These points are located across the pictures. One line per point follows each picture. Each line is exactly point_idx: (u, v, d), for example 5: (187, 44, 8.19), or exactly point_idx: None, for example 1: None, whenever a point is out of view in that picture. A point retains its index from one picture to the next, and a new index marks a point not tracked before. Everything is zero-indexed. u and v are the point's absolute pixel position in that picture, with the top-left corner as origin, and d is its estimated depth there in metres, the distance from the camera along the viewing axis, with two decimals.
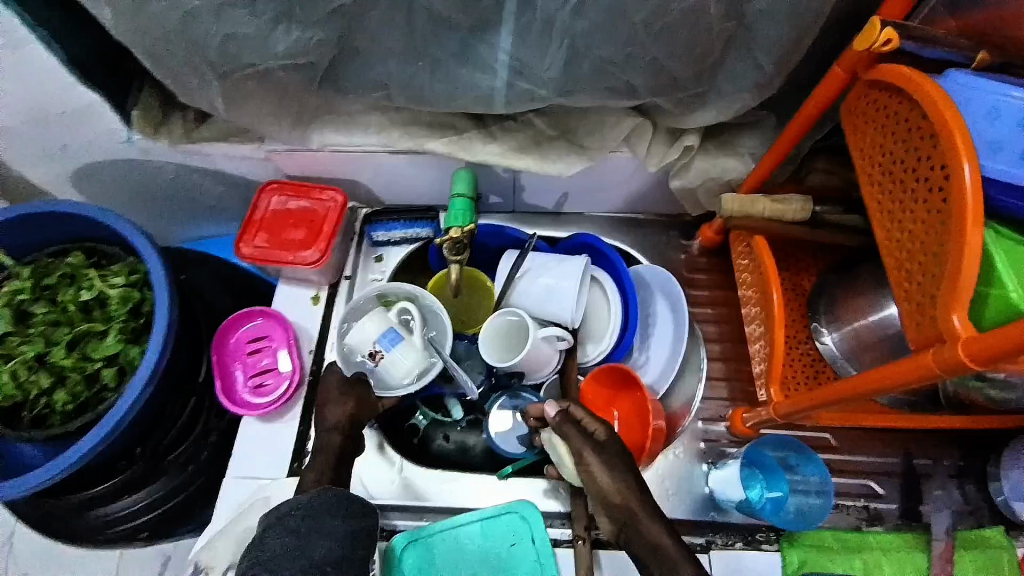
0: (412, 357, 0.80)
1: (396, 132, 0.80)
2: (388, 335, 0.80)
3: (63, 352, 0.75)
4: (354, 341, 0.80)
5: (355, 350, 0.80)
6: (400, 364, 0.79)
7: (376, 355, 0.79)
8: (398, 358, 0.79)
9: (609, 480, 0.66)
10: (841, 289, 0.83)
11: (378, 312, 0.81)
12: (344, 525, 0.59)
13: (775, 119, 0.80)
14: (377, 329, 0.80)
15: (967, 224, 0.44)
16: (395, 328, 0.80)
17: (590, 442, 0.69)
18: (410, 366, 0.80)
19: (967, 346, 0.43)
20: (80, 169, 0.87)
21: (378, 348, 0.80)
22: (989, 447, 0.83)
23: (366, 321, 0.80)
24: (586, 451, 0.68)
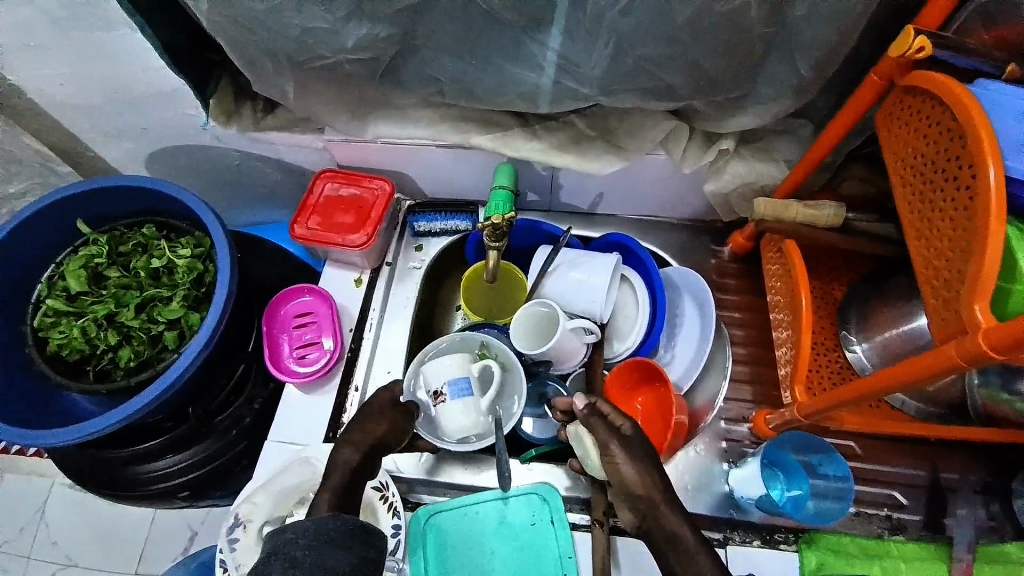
0: (468, 416, 0.82)
1: (445, 126, 0.85)
2: (463, 383, 0.82)
3: (132, 313, 0.82)
4: (430, 372, 0.83)
5: (428, 381, 0.83)
6: (453, 416, 0.82)
7: (440, 396, 0.82)
8: (454, 410, 0.81)
9: (634, 472, 0.67)
10: (872, 298, 0.83)
11: (464, 358, 0.84)
12: (348, 559, 0.58)
13: (810, 127, 0.83)
14: (455, 373, 0.83)
15: (992, 219, 0.47)
16: (469, 381, 0.83)
17: (617, 437, 0.69)
18: (457, 429, 0.82)
19: (988, 336, 0.45)
20: (161, 147, 0.97)
21: (444, 392, 0.82)
22: (1018, 467, 0.81)
23: (451, 359, 0.83)
24: (612, 442, 0.68)
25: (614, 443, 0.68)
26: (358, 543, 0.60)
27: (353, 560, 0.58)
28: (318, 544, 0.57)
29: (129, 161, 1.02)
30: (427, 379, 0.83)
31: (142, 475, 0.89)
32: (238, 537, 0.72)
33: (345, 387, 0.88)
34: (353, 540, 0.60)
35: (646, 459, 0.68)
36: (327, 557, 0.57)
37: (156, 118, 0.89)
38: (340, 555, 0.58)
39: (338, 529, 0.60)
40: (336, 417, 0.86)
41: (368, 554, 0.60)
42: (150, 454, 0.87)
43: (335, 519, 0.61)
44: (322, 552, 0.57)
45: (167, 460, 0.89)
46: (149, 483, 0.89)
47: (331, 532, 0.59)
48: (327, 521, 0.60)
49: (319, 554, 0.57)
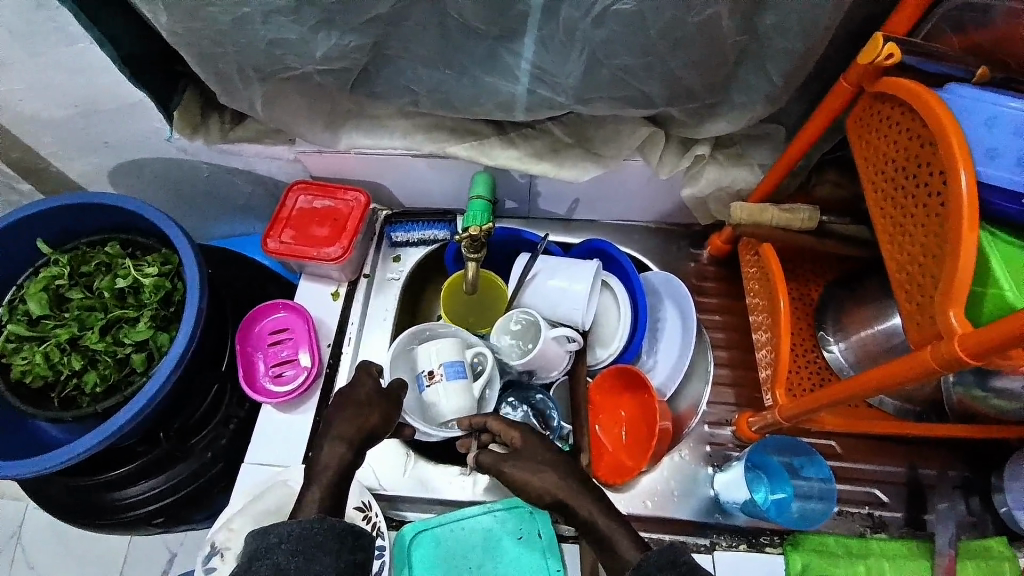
0: (459, 401, 0.81)
1: (420, 136, 0.83)
2: (459, 365, 0.82)
3: (97, 337, 0.79)
4: (426, 353, 0.83)
5: (423, 362, 0.83)
6: (445, 399, 0.81)
7: (434, 376, 0.81)
8: (448, 393, 0.80)
9: (538, 481, 0.69)
10: (848, 300, 0.85)
11: (458, 343, 0.84)
12: (334, 563, 0.58)
13: (784, 131, 0.83)
14: (452, 356, 0.82)
15: (964, 226, 0.47)
16: (464, 365, 0.82)
17: (508, 457, 0.72)
18: (449, 413, 0.81)
19: (964, 341, 0.45)
20: (126, 161, 0.94)
21: (440, 372, 0.81)
22: (993, 461, 0.83)
23: (449, 343, 0.83)
24: (504, 463, 0.71)
25: (505, 464, 0.71)
26: (346, 548, 0.60)
27: (340, 563, 0.59)
28: (304, 550, 0.58)
29: (94, 176, 0.98)
30: (423, 360, 0.83)
31: (114, 503, 0.85)
32: (215, 565, 0.70)
33: (324, 403, 0.86)
34: (342, 544, 0.60)
35: (546, 467, 0.70)
36: (313, 563, 0.57)
37: (120, 131, 0.86)
38: (327, 561, 0.58)
39: (327, 534, 0.60)
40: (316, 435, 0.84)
41: (355, 557, 0.61)
42: (121, 481, 0.84)
43: (322, 521, 0.60)
44: (307, 558, 0.58)
45: (140, 486, 0.85)
46: (122, 511, 0.86)
47: (318, 537, 0.59)
48: (313, 525, 0.60)
49: (307, 562, 0.57)
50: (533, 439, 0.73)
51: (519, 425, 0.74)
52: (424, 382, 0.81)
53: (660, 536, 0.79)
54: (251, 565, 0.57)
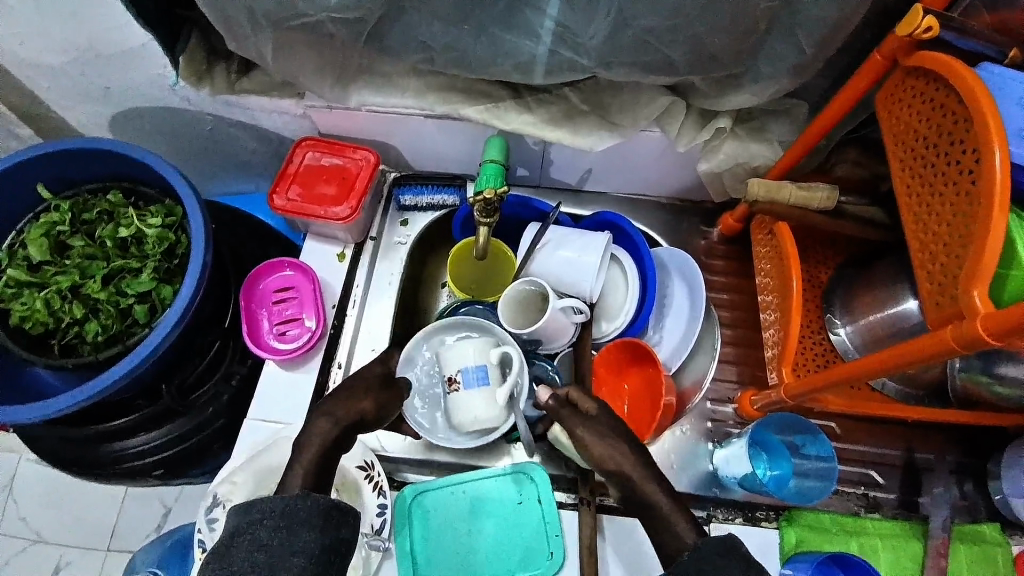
0: (481, 406, 0.78)
1: (433, 96, 0.81)
2: (479, 371, 0.79)
3: (99, 286, 0.77)
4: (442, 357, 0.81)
5: (446, 365, 0.81)
6: (466, 405, 0.78)
7: (454, 382, 0.79)
8: (467, 401, 0.78)
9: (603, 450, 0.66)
10: (858, 284, 0.84)
11: (480, 345, 0.80)
12: (318, 539, 0.56)
13: (807, 108, 0.81)
14: (471, 361, 0.79)
15: (996, 205, 0.46)
16: (485, 367, 0.79)
17: (580, 416, 0.70)
18: (473, 418, 0.78)
19: (985, 322, 0.45)
20: (129, 109, 0.91)
21: (459, 378, 0.79)
22: (989, 447, 0.84)
23: (468, 346, 0.80)
24: (576, 423, 0.70)
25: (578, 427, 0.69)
26: (329, 523, 0.58)
27: (324, 540, 0.56)
28: (286, 526, 0.56)
29: (95, 125, 0.96)
30: (444, 364, 0.81)
31: (114, 454, 0.85)
32: (217, 517, 0.71)
33: (327, 363, 0.85)
34: (326, 520, 0.57)
35: (612, 435, 0.68)
36: (294, 538, 0.55)
37: (122, 78, 0.84)
38: (309, 537, 0.56)
39: (310, 511, 0.57)
40: (319, 395, 0.84)
41: (339, 534, 0.58)
42: (122, 431, 0.84)
43: (306, 499, 0.58)
44: (290, 533, 0.55)
45: (140, 438, 0.85)
46: (122, 461, 0.86)
47: (302, 514, 0.57)
48: (297, 501, 0.58)
49: (290, 537, 0.55)
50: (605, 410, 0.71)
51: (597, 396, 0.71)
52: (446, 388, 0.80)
53: None
54: (231, 541, 0.55)
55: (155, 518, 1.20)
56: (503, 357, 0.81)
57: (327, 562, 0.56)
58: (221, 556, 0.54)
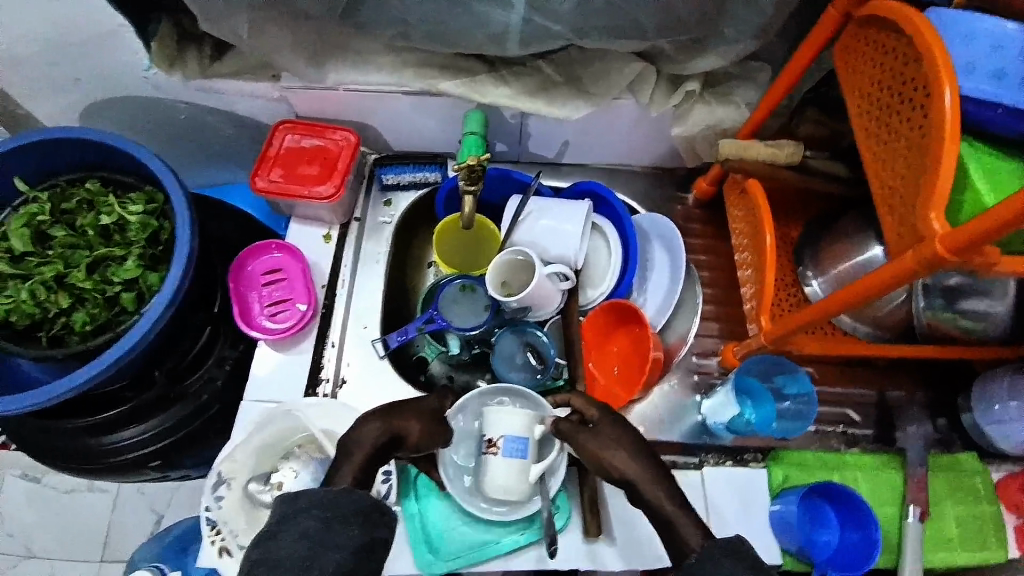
0: (512, 479, 0.72)
1: (411, 72, 0.82)
2: (521, 444, 0.72)
3: (83, 275, 0.77)
4: (488, 415, 0.74)
5: (486, 425, 0.74)
6: (497, 474, 0.72)
7: (493, 446, 0.73)
8: (500, 469, 0.72)
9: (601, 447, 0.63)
10: (826, 237, 0.88)
11: (528, 414, 0.73)
12: (360, 535, 0.55)
13: (770, 70, 0.85)
14: (517, 430, 0.72)
15: (947, 135, 0.50)
16: (527, 440, 0.72)
17: (585, 428, 0.65)
18: (499, 488, 0.73)
19: (944, 242, 0.49)
20: (101, 100, 0.90)
21: (499, 444, 0.72)
22: (956, 382, 0.89)
23: (519, 413, 0.73)
24: (579, 434, 0.65)
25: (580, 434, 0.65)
26: (370, 522, 0.57)
27: (366, 537, 0.56)
28: (332, 518, 0.55)
29: (66, 119, 0.94)
30: (485, 424, 0.74)
31: (104, 447, 0.84)
32: (223, 494, 0.72)
33: (321, 342, 0.87)
34: (366, 515, 0.57)
35: (616, 444, 0.63)
36: (336, 533, 0.54)
37: (95, 67, 0.83)
38: (352, 533, 0.55)
39: (355, 505, 0.57)
40: (315, 373, 0.85)
41: (377, 534, 0.57)
42: (111, 424, 0.83)
43: (352, 492, 0.57)
44: (333, 527, 0.55)
45: (129, 431, 0.84)
46: (114, 455, 0.85)
47: (347, 508, 0.56)
48: (344, 495, 0.57)
49: (331, 531, 0.54)
50: (613, 419, 0.65)
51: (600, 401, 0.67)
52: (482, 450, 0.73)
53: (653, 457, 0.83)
54: (277, 527, 0.55)
55: (147, 525, 1.19)
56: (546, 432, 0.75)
57: (367, 557, 0.55)
58: (267, 539, 0.54)
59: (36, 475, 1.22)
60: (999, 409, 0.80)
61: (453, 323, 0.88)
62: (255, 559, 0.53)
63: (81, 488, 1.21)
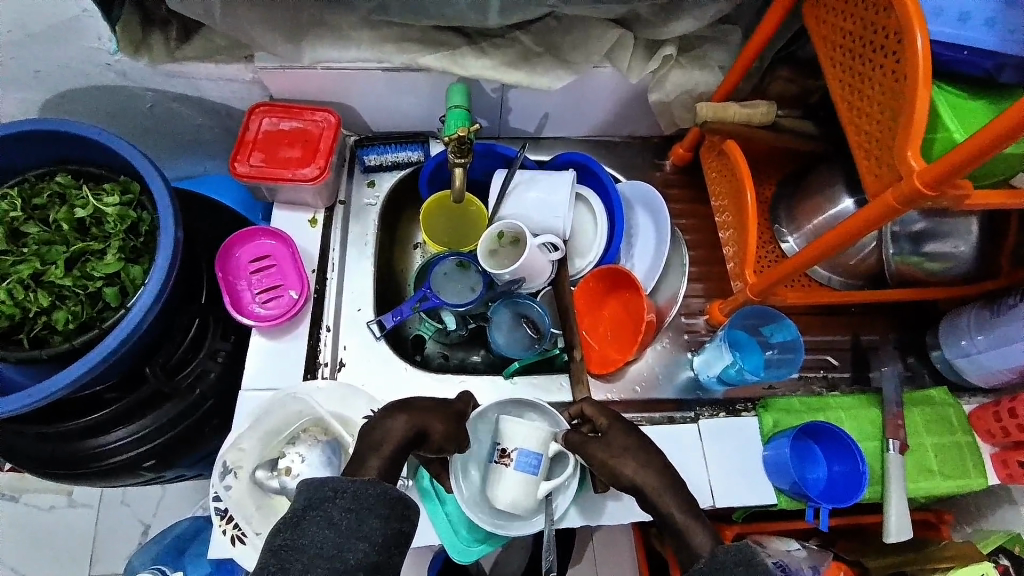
0: (521, 495, 0.70)
1: (390, 47, 0.82)
2: (536, 458, 0.70)
3: (61, 271, 0.74)
4: (505, 425, 0.72)
5: (501, 435, 0.72)
6: (506, 486, 0.70)
7: (506, 457, 0.71)
8: (509, 482, 0.70)
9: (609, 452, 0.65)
10: (799, 193, 0.92)
11: (545, 429, 0.71)
12: (383, 529, 0.55)
13: (740, 33, 0.87)
14: (534, 443, 0.70)
15: (920, 77, 0.53)
16: (542, 456, 0.70)
17: (595, 438, 0.67)
18: (506, 503, 0.70)
19: (921, 177, 0.52)
20: (62, 92, 0.86)
21: (513, 457, 0.70)
22: (924, 323, 0.95)
23: (538, 428, 0.71)
24: (588, 444, 0.67)
25: (590, 444, 0.66)
26: (395, 514, 0.57)
27: (389, 530, 0.56)
28: (358, 510, 0.55)
29: (25, 115, 0.90)
30: (501, 435, 0.72)
31: (93, 450, 0.82)
32: (231, 484, 0.71)
33: (315, 327, 0.86)
34: (391, 511, 0.57)
35: (626, 452, 0.64)
36: (363, 525, 0.55)
37: (56, 57, 0.80)
38: (377, 526, 0.55)
39: (380, 498, 0.57)
40: (312, 358, 0.85)
41: (402, 527, 0.57)
42: (101, 425, 0.81)
43: (377, 485, 0.57)
44: (359, 519, 0.55)
45: (121, 432, 0.82)
46: (102, 458, 0.83)
47: (371, 500, 0.56)
48: (368, 486, 0.57)
49: (358, 521, 0.55)
50: (622, 425, 0.67)
51: (610, 411, 0.69)
52: (494, 459, 0.71)
53: (649, 414, 0.86)
54: (303, 513, 0.55)
55: (134, 536, 1.16)
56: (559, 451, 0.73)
57: (388, 552, 0.56)
58: (293, 528, 0.54)
59: (14, 493, 1.17)
60: (967, 343, 0.86)
61: (448, 299, 0.89)
62: (281, 542, 0.54)
63: (63, 502, 1.17)
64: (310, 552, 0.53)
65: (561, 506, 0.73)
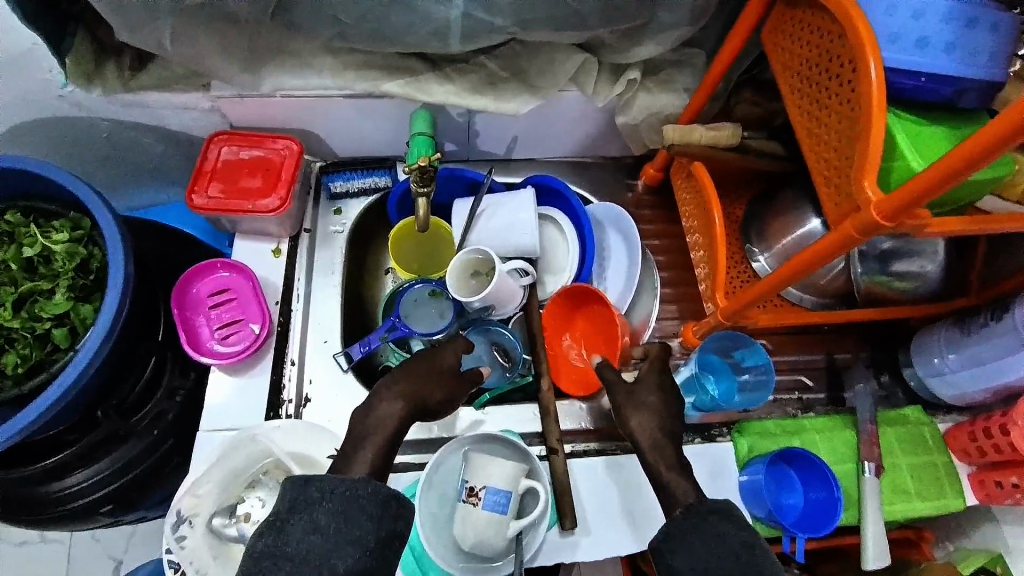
0: (490, 535, 0.68)
1: (351, 74, 0.80)
2: (504, 497, 0.68)
3: (9, 313, 0.71)
4: (475, 460, 0.70)
5: (469, 470, 0.70)
6: (473, 526, 0.68)
7: (474, 494, 0.69)
8: (478, 521, 0.68)
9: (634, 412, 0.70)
10: (768, 212, 0.91)
11: (514, 465, 0.69)
12: (375, 531, 0.56)
13: (705, 55, 0.87)
14: (501, 480, 0.68)
15: (874, 105, 0.53)
16: (510, 493, 0.68)
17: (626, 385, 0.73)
18: (473, 541, 0.68)
19: (879, 208, 0.52)
20: (13, 124, 0.84)
21: (481, 493, 0.68)
22: (897, 342, 0.95)
23: (505, 464, 0.69)
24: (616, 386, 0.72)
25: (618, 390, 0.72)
26: (387, 514, 0.57)
27: (381, 532, 0.56)
28: (346, 511, 0.56)
29: None
30: (470, 470, 0.70)
31: (47, 497, 0.79)
32: (185, 534, 0.68)
33: (278, 362, 0.83)
34: (384, 511, 0.57)
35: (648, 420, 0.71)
36: (354, 527, 0.55)
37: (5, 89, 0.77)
38: (368, 528, 0.56)
39: (370, 497, 0.57)
40: (276, 395, 0.82)
41: (395, 527, 0.58)
42: (56, 470, 0.78)
43: (366, 485, 0.57)
44: (349, 520, 0.55)
45: (77, 475, 0.79)
46: (59, 504, 0.79)
47: (362, 501, 0.56)
48: (358, 486, 0.57)
49: (348, 524, 0.55)
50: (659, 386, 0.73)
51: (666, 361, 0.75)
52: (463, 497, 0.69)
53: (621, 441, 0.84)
54: (286, 516, 0.55)
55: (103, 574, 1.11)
56: (530, 488, 0.71)
57: (381, 555, 0.56)
58: (277, 534, 0.54)
59: None
60: (939, 362, 0.85)
61: (417, 329, 0.87)
62: (263, 549, 0.54)
63: (28, 540, 1.12)
64: (297, 555, 0.53)
65: (533, 545, 0.71)
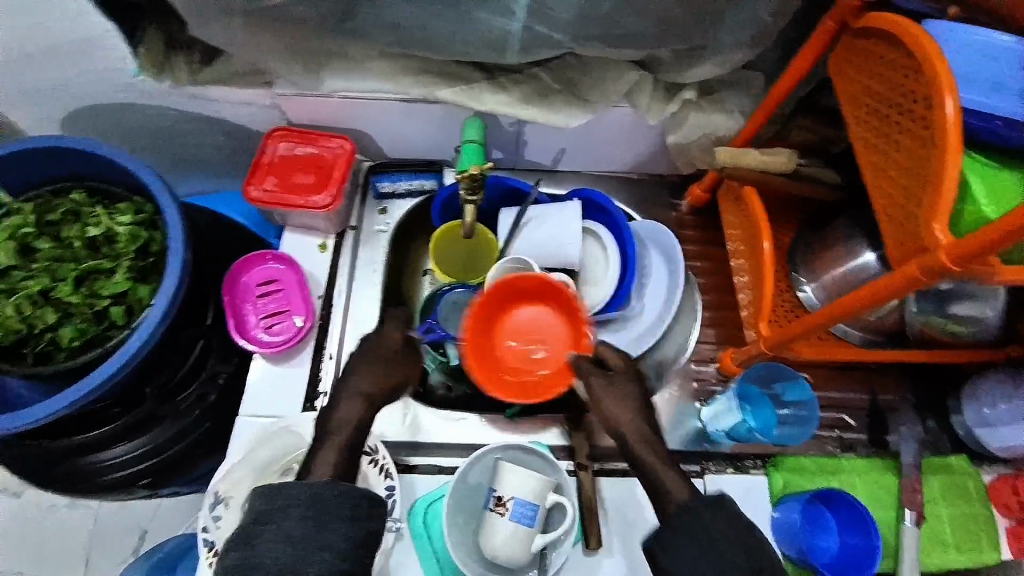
0: (514, 546, 0.68)
1: (408, 79, 0.82)
2: (532, 510, 0.68)
3: (70, 288, 0.75)
4: (503, 470, 0.70)
5: (497, 479, 0.70)
6: (498, 535, 0.68)
7: (501, 504, 0.69)
8: (505, 532, 0.68)
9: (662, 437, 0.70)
10: (817, 243, 0.89)
11: (543, 480, 0.69)
12: (348, 534, 0.55)
13: (763, 80, 0.86)
14: (530, 493, 0.68)
15: (949, 146, 0.51)
16: (538, 508, 0.68)
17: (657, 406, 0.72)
18: (497, 550, 0.68)
19: (948, 252, 0.50)
20: (85, 107, 0.88)
21: (508, 503, 0.68)
22: (946, 386, 0.91)
23: (535, 477, 0.69)
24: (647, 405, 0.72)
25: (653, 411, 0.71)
26: (359, 515, 0.57)
27: (355, 535, 0.56)
28: (315, 516, 0.55)
29: (48, 126, 0.91)
30: (498, 480, 0.70)
31: (90, 468, 0.82)
32: (220, 514, 0.69)
33: (317, 356, 0.85)
34: (354, 512, 0.57)
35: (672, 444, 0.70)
36: (325, 531, 0.54)
37: (80, 74, 0.81)
38: (340, 530, 0.55)
39: (339, 499, 0.57)
40: (312, 387, 0.83)
41: (369, 525, 0.58)
42: (98, 442, 0.81)
43: (335, 488, 0.57)
44: (320, 525, 0.55)
45: (119, 448, 0.82)
46: (99, 475, 0.82)
47: (329, 505, 0.56)
48: (327, 488, 0.57)
49: (319, 528, 0.54)
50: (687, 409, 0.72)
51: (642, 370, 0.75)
52: (490, 505, 0.69)
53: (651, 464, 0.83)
54: (253, 529, 0.54)
55: (130, 543, 1.14)
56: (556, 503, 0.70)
57: (358, 557, 0.56)
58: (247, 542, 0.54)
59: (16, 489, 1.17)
60: (990, 413, 0.82)
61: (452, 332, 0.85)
62: (232, 563, 0.53)
63: (62, 503, 1.16)
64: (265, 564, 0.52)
65: (557, 561, 0.71)
